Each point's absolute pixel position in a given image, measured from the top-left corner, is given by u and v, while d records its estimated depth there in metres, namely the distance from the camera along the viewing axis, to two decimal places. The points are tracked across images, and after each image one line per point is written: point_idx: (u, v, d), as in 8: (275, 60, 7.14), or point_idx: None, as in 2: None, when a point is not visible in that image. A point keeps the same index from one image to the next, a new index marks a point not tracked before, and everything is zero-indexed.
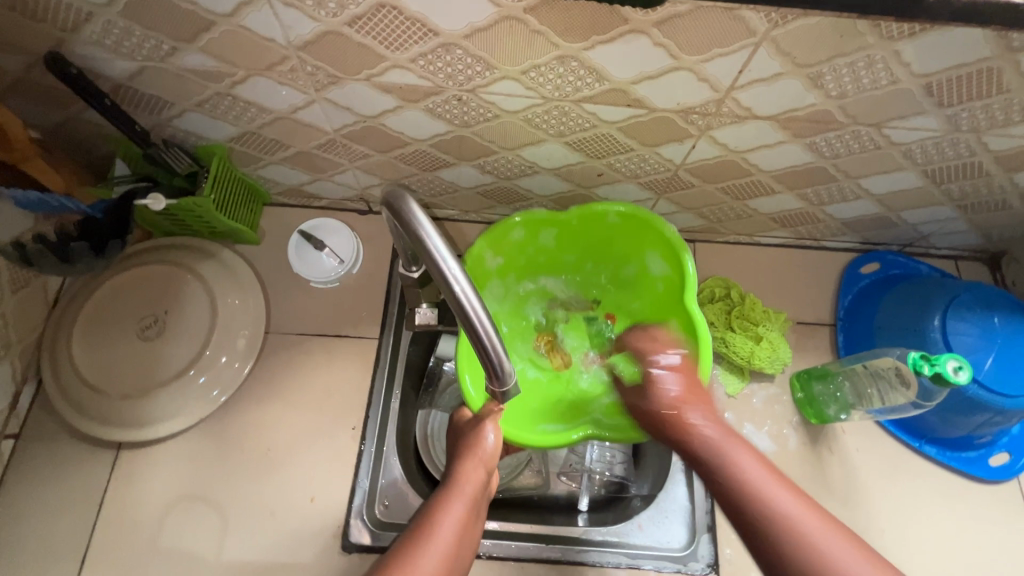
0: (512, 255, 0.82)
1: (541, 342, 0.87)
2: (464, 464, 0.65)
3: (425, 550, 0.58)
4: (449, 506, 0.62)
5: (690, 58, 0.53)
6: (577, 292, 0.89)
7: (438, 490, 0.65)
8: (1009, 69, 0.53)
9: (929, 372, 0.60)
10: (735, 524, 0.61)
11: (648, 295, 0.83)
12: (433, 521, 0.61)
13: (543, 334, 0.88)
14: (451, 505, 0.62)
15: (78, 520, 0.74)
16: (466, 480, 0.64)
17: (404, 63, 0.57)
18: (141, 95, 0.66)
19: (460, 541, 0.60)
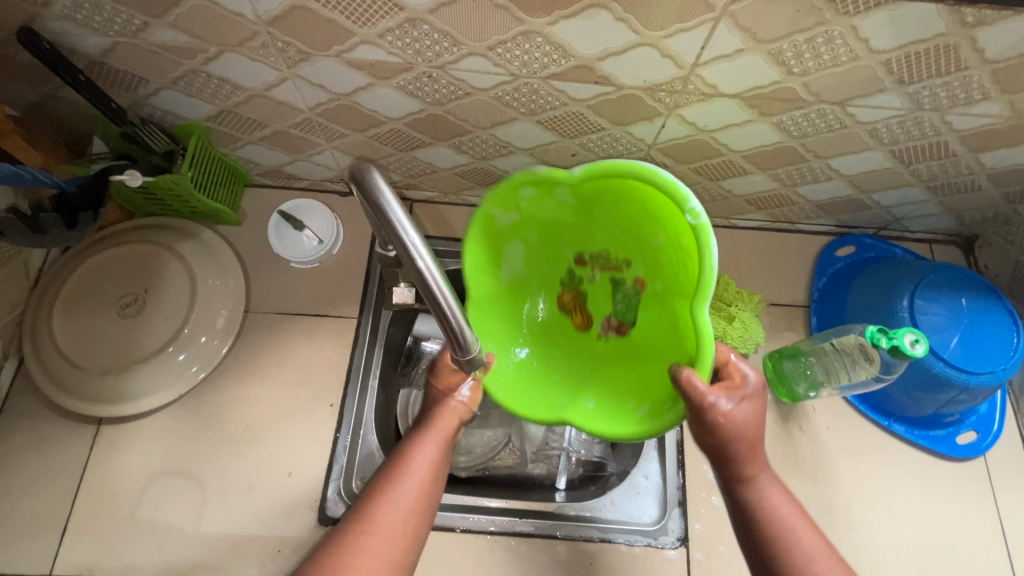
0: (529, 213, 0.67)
1: (564, 296, 0.75)
2: (440, 411, 0.63)
3: (399, 491, 0.58)
4: (422, 447, 0.61)
5: (652, 34, 0.54)
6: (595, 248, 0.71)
7: (412, 433, 0.63)
8: (965, 46, 0.54)
9: (887, 346, 0.61)
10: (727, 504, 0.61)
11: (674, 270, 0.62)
12: (405, 461, 0.60)
13: (566, 288, 0.74)
14: (425, 445, 0.61)
15: (59, 492, 0.75)
16: (441, 423, 0.63)
17: (373, 39, 0.58)
18: (115, 72, 0.67)
19: (433, 481, 0.60)
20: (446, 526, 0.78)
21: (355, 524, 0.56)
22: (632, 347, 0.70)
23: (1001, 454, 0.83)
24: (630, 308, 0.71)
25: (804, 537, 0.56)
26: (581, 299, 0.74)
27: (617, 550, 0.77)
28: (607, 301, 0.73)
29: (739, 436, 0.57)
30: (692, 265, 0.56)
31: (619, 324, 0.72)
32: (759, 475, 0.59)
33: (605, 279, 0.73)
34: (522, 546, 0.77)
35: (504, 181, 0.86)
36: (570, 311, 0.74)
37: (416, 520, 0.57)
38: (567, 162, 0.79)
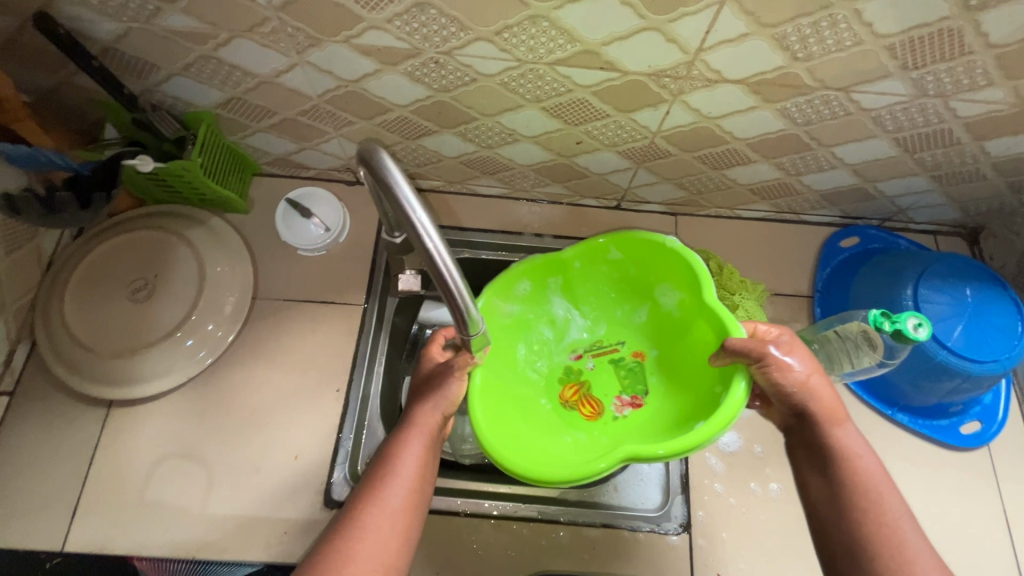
0: (523, 312, 0.81)
1: (568, 393, 0.81)
2: (420, 406, 0.63)
3: (386, 493, 0.57)
4: (406, 448, 0.60)
5: (657, 18, 0.55)
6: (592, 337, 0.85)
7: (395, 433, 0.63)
8: (969, 30, 0.54)
9: (890, 329, 0.61)
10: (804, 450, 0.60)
11: (664, 323, 0.81)
12: (389, 463, 0.59)
13: (567, 384, 0.82)
14: (408, 445, 0.60)
15: (69, 473, 0.77)
16: (422, 422, 0.62)
17: (381, 24, 0.59)
18: (128, 59, 0.68)
19: (419, 481, 0.59)
20: (450, 510, 0.78)
21: (343, 530, 0.55)
22: (645, 409, 0.78)
23: (1005, 444, 0.83)
24: (637, 377, 0.81)
25: (889, 492, 0.55)
26: (582, 388, 0.81)
27: (619, 536, 0.78)
28: (614, 379, 0.81)
29: (811, 382, 0.58)
30: (685, 296, 0.75)
31: (630, 395, 0.80)
32: (844, 423, 0.58)
33: (604, 364, 0.83)
34: (526, 533, 0.78)
35: (509, 170, 0.87)
36: (575, 404, 0.80)
37: (405, 521, 0.57)
38: (572, 151, 0.80)
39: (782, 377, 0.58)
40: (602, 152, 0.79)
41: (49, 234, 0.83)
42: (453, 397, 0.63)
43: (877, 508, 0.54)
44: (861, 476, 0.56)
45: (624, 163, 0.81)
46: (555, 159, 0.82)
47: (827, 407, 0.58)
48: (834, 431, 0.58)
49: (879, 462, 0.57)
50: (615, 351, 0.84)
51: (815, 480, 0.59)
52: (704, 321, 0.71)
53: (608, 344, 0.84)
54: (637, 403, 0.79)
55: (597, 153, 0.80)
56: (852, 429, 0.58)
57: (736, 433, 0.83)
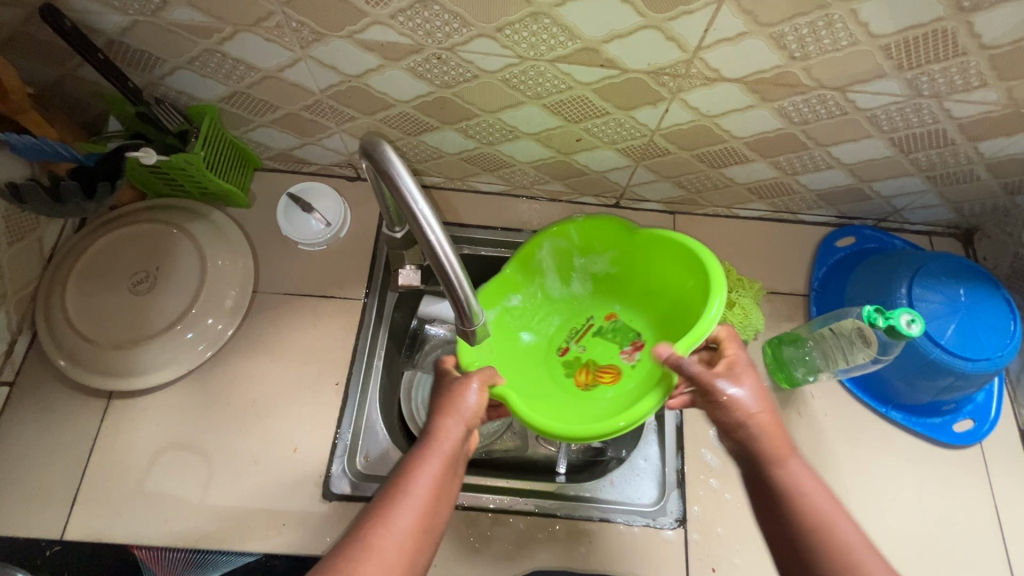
0: (498, 337, 0.79)
1: (584, 377, 0.79)
2: (441, 423, 0.60)
3: (396, 513, 0.53)
4: (423, 466, 0.57)
5: (657, 16, 0.56)
6: (565, 329, 0.84)
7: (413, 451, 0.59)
8: (963, 31, 0.55)
9: (883, 325, 0.62)
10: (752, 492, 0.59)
11: (612, 280, 0.83)
12: (405, 481, 0.56)
13: (576, 373, 0.80)
14: (426, 464, 0.57)
15: (69, 464, 0.77)
16: (442, 439, 0.59)
17: (385, 19, 0.60)
18: (133, 52, 0.69)
19: (433, 503, 0.55)
20: None
21: (350, 549, 0.50)
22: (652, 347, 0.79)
23: (997, 442, 0.84)
24: (624, 329, 0.82)
25: (843, 523, 0.53)
26: (589, 363, 0.81)
27: (615, 531, 0.78)
28: (609, 342, 0.82)
29: (754, 416, 0.59)
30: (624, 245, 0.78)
31: (628, 345, 0.81)
32: (788, 460, 0.57)
33: (591, 337, 0.83)
34: (523, 527, 0.79)
35: (509, 167, 0.87)
36: (595, 381, 0.78)
37: (412, 547, 0.52)
38: (572, 148, 0.80)
39: (726, 411, 0.60)
40: (602, 149, 0.80)
41: (51, 226, 0.84)
42: (471, 416, 0.62)
43: (832, 543, 0.52)
44: (812, 509, 0.54)
45: (623, 160, 0.82)
46: (555, 156, 0.83)
47: (771, 442, 0.58)
48: (777, 468, 0.57)
49: (828, 493, 0.55)
50: (592, 325, 0.84)
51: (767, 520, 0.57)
52: (653, 250, 0.75)
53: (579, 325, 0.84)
54: (639, 345, 0.80)
55: (596, 151, 0.80)
56: (799, 463, 0.57)
57: None
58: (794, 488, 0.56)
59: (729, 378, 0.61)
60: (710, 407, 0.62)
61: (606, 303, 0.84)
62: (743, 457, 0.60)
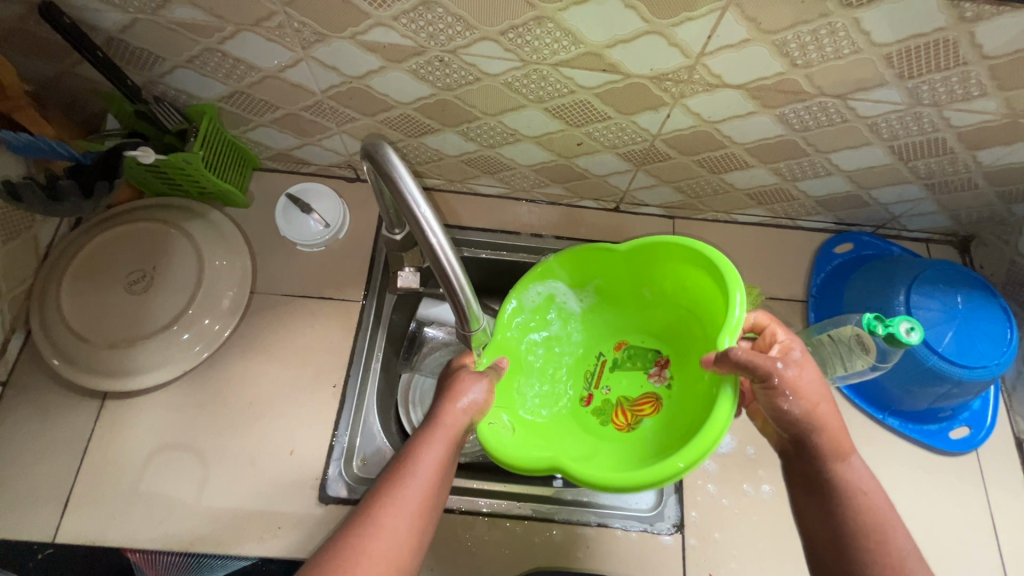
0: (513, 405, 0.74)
1: (623, 417, 0.75)
2: (446, 407, 0.60)
3: (405, 494, 0.54)
4: (428, 449, 0.57)
5: (660, 22, 0.56)
6: (579, 378, 0.81)
7: (419, 433, 0.59)
8: (964, 41, 0.55)
9: (883, 332, 0.62)
10: (803, 484, 0.59)
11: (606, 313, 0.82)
12: (410, 462, 0.56)
13: (614, 416, 0.76)
14: (431, 446, 0.57)
15: (63, 464, 0.76)
16: (447, 423, 0.59)
17: (388, 21, 0.59)
18: (132, 50, 0.68)
19: (437, 484, 0.56)
20: (445, 507, 0.78)
21: (359, 527, 0.52)
22: (678, 361, 0.77)
23: (993, 449, 0.85)
24: (640, 353, 0.81)
25: (892, 523, 0.56)
26: (623, 396, 0.77)
27: (612, 535, 0.78)
28: (634, 372, 0.79)
29: (818, 407, 0.57)
30: (618, 268, 0.78)
31: (652, 366, 0.79)
32: (848, 458, 0.58)
33: (610, 374, 0.80)
34: (520, 531, 0.78)
35: (510, 170, 0.87)
36: (638, 415, 0.75)
37: (421, 523, 0.54)
38: (573, 152, 0.80)
39: (788, 401, 0.57)
40: (602, 153, 0.80)
41: (46, 224, 0.83)
42: (476, 401, 0.61)
43: (880, 543, 0.55)
44: (865, 509, 0.56)
45: (624, 165, 0.82)
46: (556, 160, 0.83)
47: (833, 439, 0.57)
48: (839, 466, 0.57)
49: (882, 492, 0.57)
50: (605, 364, 0.81)
51: (809, 511, 0.59)
52: (643, 264, 0.75)
53: (591, 370, 0.81)
54: (663, 361, 0.79)
55: (597, 155, 0.80)
56: (858, 462, 0.58)
57: (730, 435, 0.83)
58: (851, 487, 0.57)
59: (790, 364, 0.57)
60: (766, 397, 0.58)
61: (609, 339, 0.83)
62: (798, 450, 0.59)
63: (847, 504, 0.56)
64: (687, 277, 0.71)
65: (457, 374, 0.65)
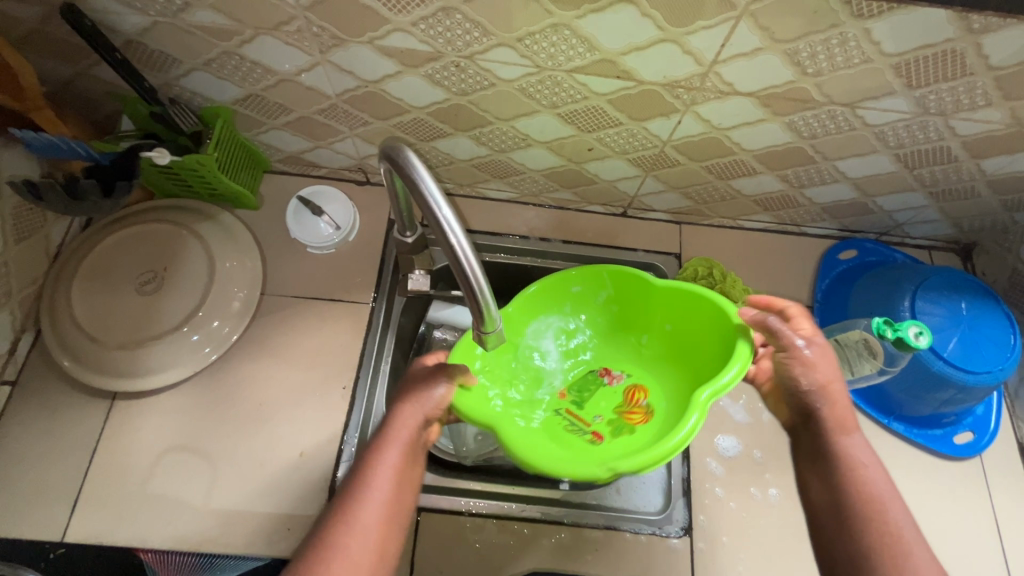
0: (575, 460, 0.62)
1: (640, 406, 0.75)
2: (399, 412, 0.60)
3: (359, 509, 0.55)
4: (382, 458, 0.58)
5: (675, 30, 0.57)
6: (573, 434, 0.73)
7: (372, 440, 0.60)
8: (971, 51, 0.56)
9: (892, 337, 0.63)
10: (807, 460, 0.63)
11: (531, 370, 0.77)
12: (367, 474, 0.57)
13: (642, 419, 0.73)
14: (384, 455, 0.58)
15: (71, 465, 0.76)
16: (400, 428, 0.60)
17: (406, 27, 0.60)
18: (150, 52, 0.69)
19: (396, 494, 0.57)
20: (454, 510, 0.78)
21: (318, 551, 0.53)
22: (614, 359, 0.80)
23: (996, 454, 0.86)
24: (582, 381, 0.79)
25: (892, 500, 0.58)
26: (614, 410, 0.75)
27: (621, 538, 0.78)
28: (600, 390, 0.78)
29: (832, 382, 0.62)
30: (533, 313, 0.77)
31: (604, 377, 0.79)
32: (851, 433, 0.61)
33: (586, 408, 0.76)
34: (529, 534, 0.78)
35: (519, 174, 0.88)
36: (637, 397, 0.76)
37: (381, 535, 0.55)
38: (583, 157, 0.81)
39: (803, 371, 0.62)
40: (612, 159, 0.81)
41: (58, 224, 0.83)
42: (433, 403, 0.60)
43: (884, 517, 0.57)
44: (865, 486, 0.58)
45: (633, 170, 0.83)
46: (565, 164, 0.84)
47: (838, 414, 0.62)
48: (841, 438, 0.61)
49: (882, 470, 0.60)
50: (573, 411, 0.76)
51: (817, 485, 0.62)
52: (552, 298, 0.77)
53: (573, 421, 0.74)
54: (602, 369, 0.80)
55: (607, 160, 0.81)
56: (859, 437, 0.62)
57: (736, 438, 0.84)
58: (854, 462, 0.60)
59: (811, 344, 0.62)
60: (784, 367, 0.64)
61: (549, 391, 0.78)
62: (807, 424, 0.63)
63: (850, 481, 0.59)
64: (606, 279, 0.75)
65: (416, 372, 0.63)
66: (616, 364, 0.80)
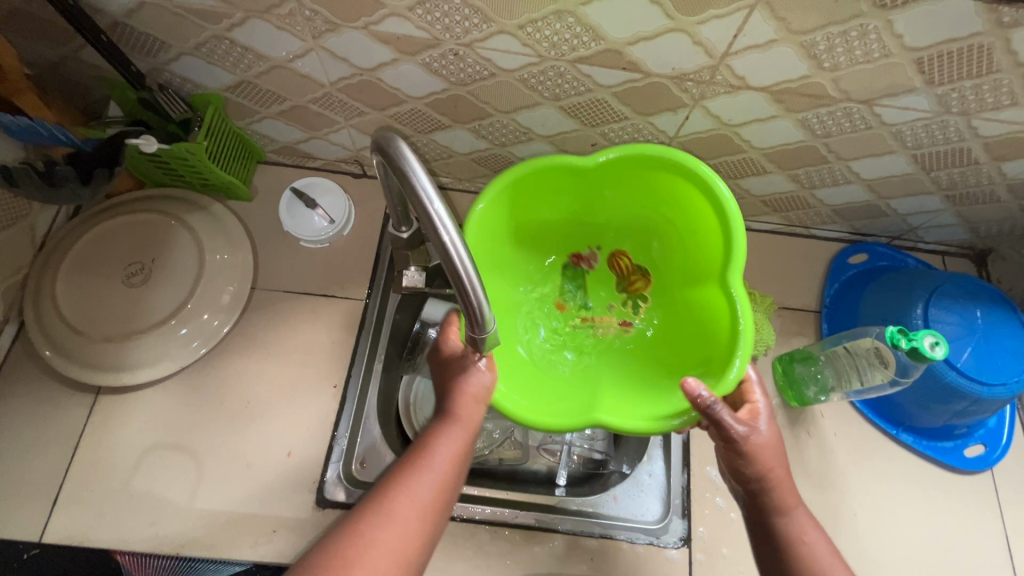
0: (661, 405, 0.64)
1: (633, 280, 0.79)
2: (461, 398, 0.59)
3: (416, 483, 0.54)
4: (443, 440, 0.58)
5: (686, 19, 0.54)
6: (606, 335, 0.77)
7: (432, 424, 0.60)
8: (999, 47, 0.53)
9: (906, 347, 0.61)
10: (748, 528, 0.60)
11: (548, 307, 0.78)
12: (426, 452, 0.57)
13: (637, 272, 0.79)
14: (446, 436, 0.58)
15: (53, 460, 0.74)
16: (464, 413, 0.59)
17: (402, 11, 0.57)
18: (138, 35, 0.66)
19: (450, 478, 0.56)
20: None
21: (368, 515, 0.52)
22: (576, 242, 0.80)
23: (1008, 467, 0.83)
24: (575, 280, 0.80)
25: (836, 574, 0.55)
26: (617, 290, 0.79)
27: (618, 548, 0.76)
28: (598, 288, 0.80)
29: (770, 470, 0.57)
30: (504, 268, 0.75)
31: (581, 252, 0.80)
32: (793, 510, 0.58)
33: (594, 296, 0.80)
34: (521, 540, 0.76)
35: None
36: (625, 274, 0.79)
37: (432, 515, 0.54)
38: (586, 152, 0.78)
39: (746, 463, 0.58)
40: None
41: (44, 213, 0.80)
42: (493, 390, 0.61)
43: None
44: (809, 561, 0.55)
45: None
46: None
47: (779, 493, 0.58)
48: (778, 518, 0.58)
49: (829, 545, 0.57)
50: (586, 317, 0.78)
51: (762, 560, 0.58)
52: (494, 250, 0.72)
53: (610, 320, 0.78)
54: (575, 253, 0.81)
55: None
56: (802, 513, 0.58)
57: None
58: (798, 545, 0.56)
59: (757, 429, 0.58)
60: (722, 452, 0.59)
61: (574, 306, 0.79)
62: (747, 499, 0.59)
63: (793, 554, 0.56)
64: (541, 192, 0.71)
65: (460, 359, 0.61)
66: (586, 247, 0.80)
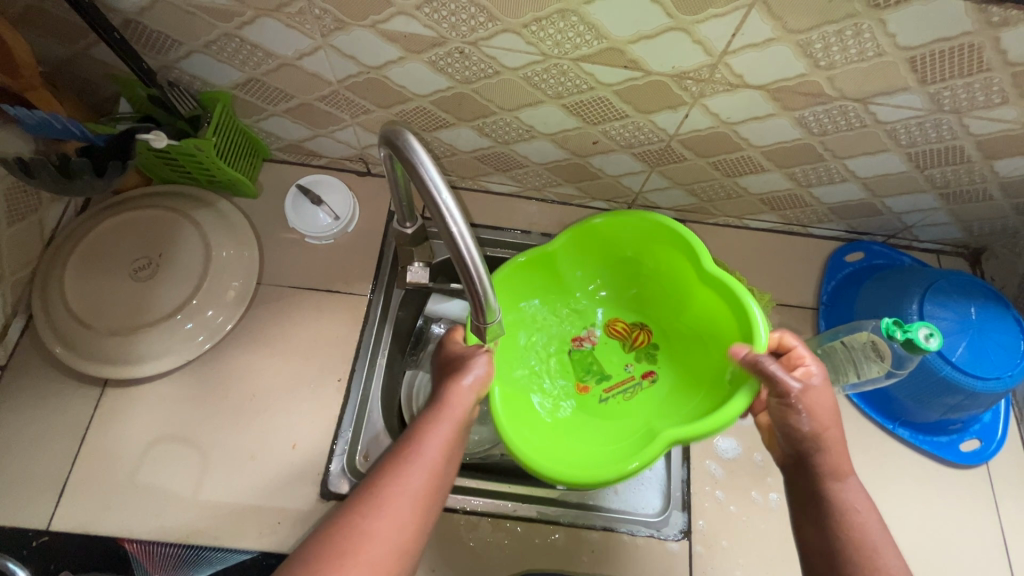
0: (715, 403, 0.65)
1: (636, 335, 0.83)
2: (455, 387, 0.60)
3: (408, 473, 0.53)
4: (433, 429, 0.57)
5: (685, 18, 0.55)
6: (633, 393, 0.79)
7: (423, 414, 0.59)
8: (989, 46, 0.55)
9: (901, 338, 0.62)
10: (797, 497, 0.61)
11: (568, 394, 0.80)
12: (417, 441, 0.56)
13: (636, 328, 0.84)
14: (437, 426, 0.57)
15: (60, 451, 0.75)
16: (454, 403, 0.59)
17: (410, 10, 0.59)
18: (150, 32, 0.68)
19: (443, 464, 0.56)
20: (448, 507, 0.77)
21: (360, 506, 0.51)
22: (572, 328, 0.84)
23: (1002, 461, 0.84)
24: (585, 358, 0.82)
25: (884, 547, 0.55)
26: (627, 351, 0.83)
27: (619, 540, 0.77)
28: (609, 357, 0.83)
29: (827, 430, 0.58)
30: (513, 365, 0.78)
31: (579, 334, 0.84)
32: (846, 478, 0.58)
33: (608, 363, 0.82)
34: (523, 533, 0.77)
35: (522, 168, 0.87)
36: (625, 331, 0.84)
37: (425, 505, 0.53)
38: (587, 151, 0.80)
39: (803, 421, 0.58)
40: (618, 153, 0.79)
41: (52, 208, 0.81)
42: (480, 377, 0.61)
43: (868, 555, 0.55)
44: (857, 533, 0.56)
45: (637, 165, 0.82)
46: (570, 158, 0.82)
47: (834, 459, 0.58)
48: (833, 484, 0.58)
49: (879, 519, 0.57)
50: (609, 386, 0.81)
51: (806, 531, 0.59)
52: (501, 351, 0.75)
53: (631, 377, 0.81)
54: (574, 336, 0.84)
55: (612, 155, 0.80)
56: (855, 484, 0.58)
57: (737, 440, 0.82)
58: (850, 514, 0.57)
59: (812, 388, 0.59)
60: (780, 412, 0.60)
61: (594, 384, 0.81)
62: (798, 466, 0.60)
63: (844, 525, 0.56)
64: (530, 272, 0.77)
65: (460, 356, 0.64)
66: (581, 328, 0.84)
